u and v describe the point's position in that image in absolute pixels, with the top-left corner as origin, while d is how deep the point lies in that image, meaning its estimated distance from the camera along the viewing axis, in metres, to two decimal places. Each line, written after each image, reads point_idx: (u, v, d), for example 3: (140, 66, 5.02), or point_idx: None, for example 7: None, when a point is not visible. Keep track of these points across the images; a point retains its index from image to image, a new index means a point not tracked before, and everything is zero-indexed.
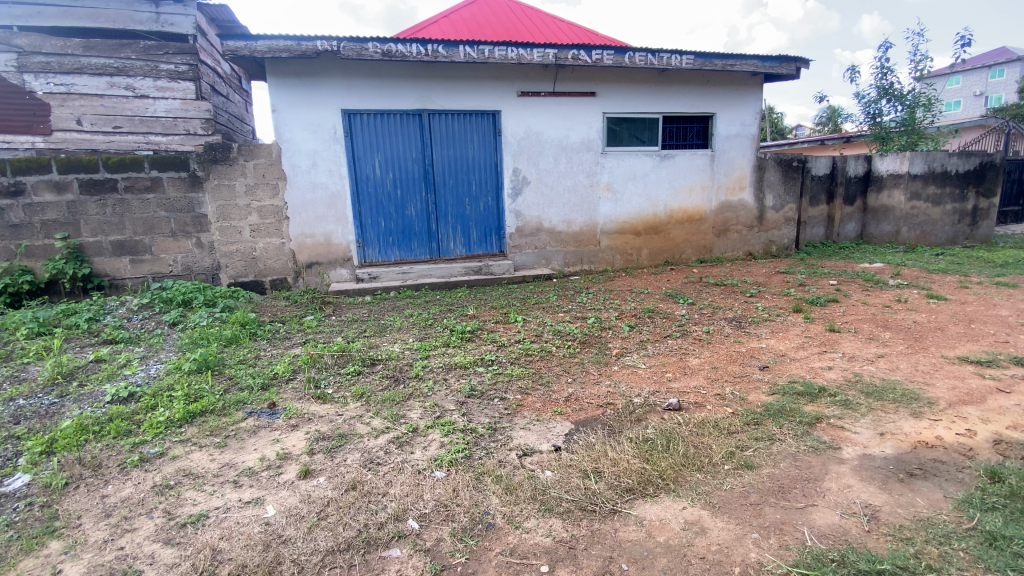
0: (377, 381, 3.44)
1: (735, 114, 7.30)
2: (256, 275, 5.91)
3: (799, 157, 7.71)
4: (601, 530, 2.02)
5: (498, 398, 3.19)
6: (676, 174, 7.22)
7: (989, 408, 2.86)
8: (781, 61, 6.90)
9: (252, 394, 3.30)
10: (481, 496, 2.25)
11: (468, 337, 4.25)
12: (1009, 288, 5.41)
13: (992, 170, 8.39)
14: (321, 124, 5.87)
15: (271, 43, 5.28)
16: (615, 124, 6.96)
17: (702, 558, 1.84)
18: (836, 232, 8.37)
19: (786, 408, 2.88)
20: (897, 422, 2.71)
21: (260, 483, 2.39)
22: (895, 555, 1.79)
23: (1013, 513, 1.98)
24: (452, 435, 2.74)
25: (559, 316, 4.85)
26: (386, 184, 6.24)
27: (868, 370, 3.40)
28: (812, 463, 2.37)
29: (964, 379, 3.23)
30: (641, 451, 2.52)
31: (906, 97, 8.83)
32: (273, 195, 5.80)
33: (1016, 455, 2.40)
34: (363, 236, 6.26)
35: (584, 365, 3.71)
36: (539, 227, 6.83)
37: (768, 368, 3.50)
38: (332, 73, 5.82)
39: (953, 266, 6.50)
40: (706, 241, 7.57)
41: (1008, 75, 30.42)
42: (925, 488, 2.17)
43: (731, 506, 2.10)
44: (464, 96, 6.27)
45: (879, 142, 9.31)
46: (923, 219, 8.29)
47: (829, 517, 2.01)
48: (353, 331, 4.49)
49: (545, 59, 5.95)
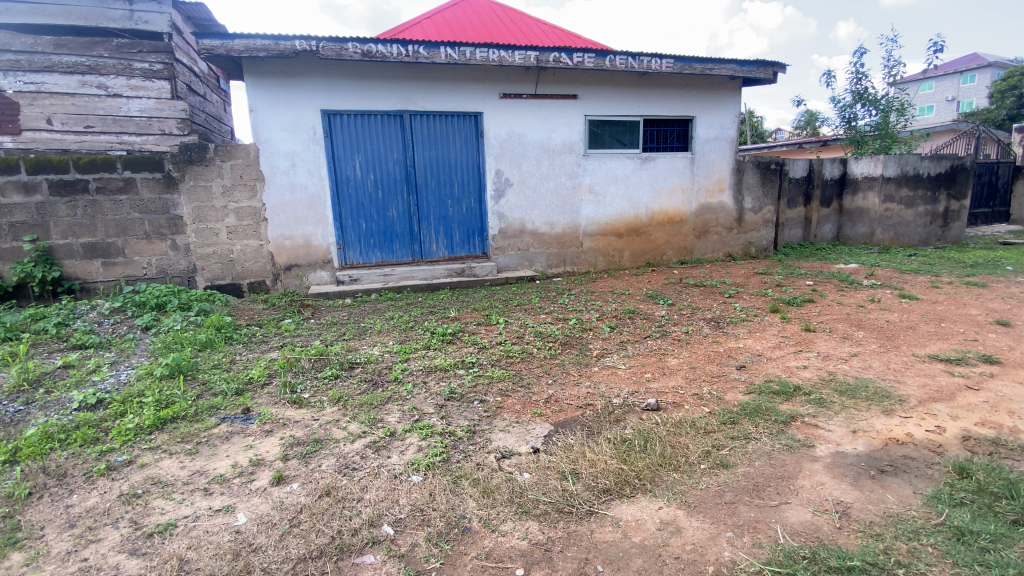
0: (355, 384, 3.39)
1: (714, 117, 7.39)
2: (233, 278, 5.81)
3: (777, 160, 7.84)
4: (578, 531, 2.01)
5: (478, 400, 3.16)
6: (657, 176, 7.28)
7: (958, 404, 2.92)
8: (759, 65, 6.99)
9: (225, 399, 3.23)
10: (457, 500, 2.22)
11: (449, 339, 4.22)
12: (978, 288, 5.56)
13: (962, 172, 8.62)
14: (300, 124, 5.79)
15: (248, 42, 5.19)
16: (597, 127, 6.99)
17: (677, 558, 1.84)
18: (813, 233, 8.52)
19: (762, 407, 2.90)
20: (869, 419, 2.75)
21: (231, 490, 2.34)
22: (865, 551, 1.81)
23: (981, 508, 2.01)
24: (430, 439, 2.71)
25: (541, 318, 4.84)
26: (367, 185, 6.17)
27: (842, 369, 3.45)
28: (786, 462, 2.39)
29: (935, 376, 3.30)
30: (619, 452, 2.53)
31: (880, 102, 9.02)
32: (251, 196, 5.71)
33: (983, 451, 2.45)
34: (344, 238, 6.19)
35: (564, 366, 3.70)
36: (522, 228, 6.82)
37: (745, 368, 3.54)
38: (312, 73, 5.76)
39: (925, 267, 6.66)
40: (686, 243, 7.65)
41: (978, 81, 31.40)
42: (895, 484, 2.20)
43: (706, 505, 2.11)
44: (446, 98, 6.25)
45: (855, 146, 9.51)
46: (896, 221, 8.48)
47: (801, 514, 2.03)
48: (332, 334, 4.42)
49: (527, 61, 5.94)
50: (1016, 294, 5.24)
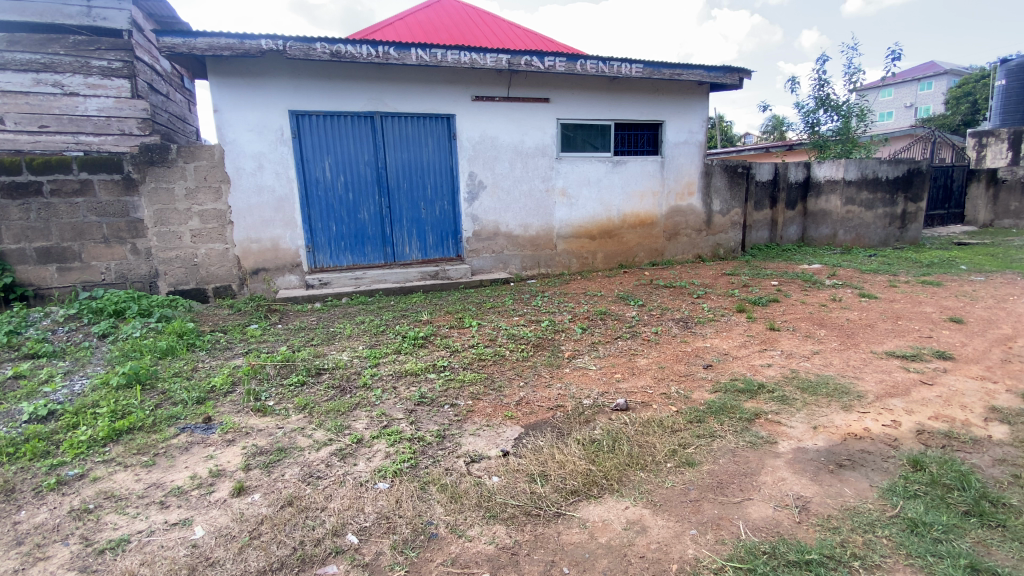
0: (322, 391, 3.32)
1: (683, 122, 7.54)
2: (198, 283, 5.63)
3: (744, 164, 8.03)
4: (545, 534, 2.00)
5: (448, 404, 3.13)
6: (629, 179, 7.38)
7: (913, 399, 3.03)
8: (725, 71, 7.16)
9: (186, 408, 3.11)
10: (425, 506, 2.18)
11: (421, 343, 4.17)
12: (933, 287, 5.78)
13: (918, 176, 8.98)
14: (267, 125, 5.67)
15: (212, 40, 5.05)
16: (570, 130, 7.04)
17: (642, 557, 1.85)
18: (779, 234, 8.76)
19: (728, 405, 2.96)
20: (829, 415, 2.83)
21: (189, 503, 2.25)
22: (823, 545, 1.85)
23: (933, 499, 2.09)
24: (398, 445, 2.66)
25: (513, 320, 4.83)
26: (337, 187, 6.08)
27: (804, 367, 3.54)
28: (750, 459, 2.43)
29: (891, 372, 3.42)
30: (588, 452, 2.53)
31: (842, 107, 9.35)
32: (216, 199, 5.55)
33: (936, 444, 2.54)
34: (313, 241, 6.07)
35: (536, 368, 3.69)
36: (496, 231, 6.81)
37: (711, 366, 3.61)
38: (279, 73, 5.64)
39: (884, 266, 6.92)
40: (657, 245, 7.76)
41: (934, 87, 32.84)
42: (853, 477, 2.27)
43: (672, 504, 2.13)
44: (418, 100, 6.20)
45: (818, 150, 9.82)
46: (857, 222, 8.78)
47: (763, 510, 2.07)
48: (299, 340, 4.32)
49: (498, 64, 5.94)
50: (967, 293, 5.48)
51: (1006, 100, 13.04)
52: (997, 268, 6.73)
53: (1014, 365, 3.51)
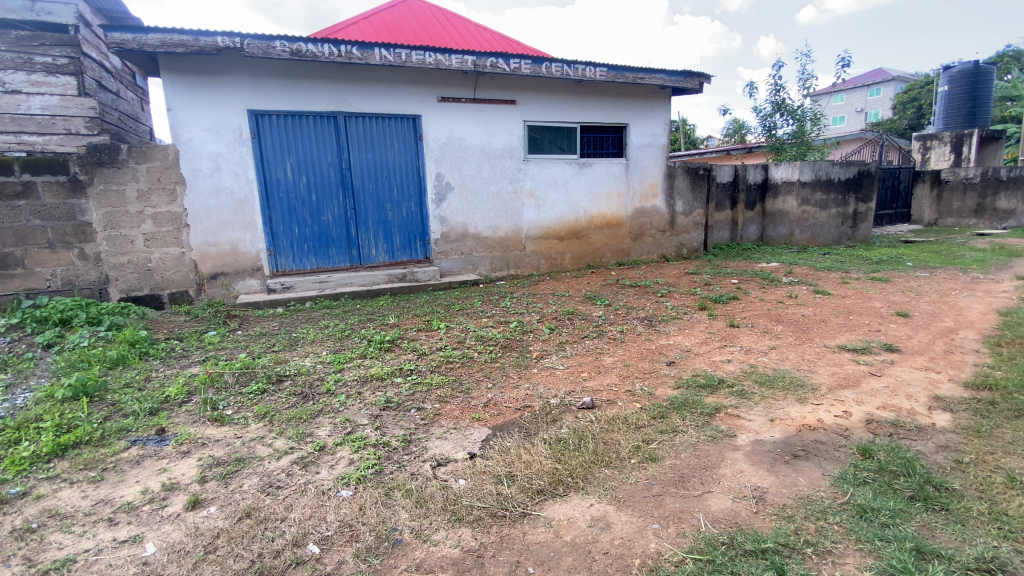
0: (283, 399, 3.22)
1: (647, 125, 7.70)
2: (152, 289, 5.41)
3: (705, 166, 8.26)
4: (510, 535, 2.00)
5: (415, 408, 3.09)
6: (595, 181, 7.48)
7: (863, 390, 3.17)
8: (686, 76, 7.35)
9: (138, 420, 2.98)
10: (389, 512, 2.15)
11: (387, 347, 4.11)
12: (882, 282, 6.07)
13: (868, 177, 9.41)
14: (224, 125, 5.49)
15: (164, 36, 4.86)
16: (536, 132, 7.08)
17: (606, 553, 1.87)
18: (740, 234, 9.03)
19: (689, 400, 3.03)
20: (785, 408, 2.93)
21: (140, 519, 2.15)
22: (778, 533, 1.91)
23: (880, 486, 2.19)
24: (362, 451, 2.61)
25: (482, 322, 4.82)
26: (299, 188, 5.93)
27: (762, 361, 3.66)
28: (710, 452, 2.49)
29: (843, 365, 3.57)
30: (554, 452, 2.55)
31: (797, 112, 9.73)
32: (170, 201, 5.34)
33: (884, 432, 2.67)
34: (275, 244, 5.91)
35: (504, 369, 3.70)
36: (464, 232, 6.78)
37: (674, 363, 3.69)
38: (236, 71, 5.47)
39: (836, 264, 7.23)
40: (624, 245, 7.89)
41: (883, 93, 34.59)
42: (807, 467, 2.36)
43: (635, 499, 2.16)
44: (382, 100, 6.12)
45: (775, 152, 10.18)
46: (812, 222, 9.15)
47: (722, 502, 2.12)
48: (260, 346, 4.20)
49: (464, 66, 5.93)
50: (913, 288, 5.79)
51: (949, 104, 13.78)
52: (940, 264, 7.13)
53: (954, 355, 3.72)
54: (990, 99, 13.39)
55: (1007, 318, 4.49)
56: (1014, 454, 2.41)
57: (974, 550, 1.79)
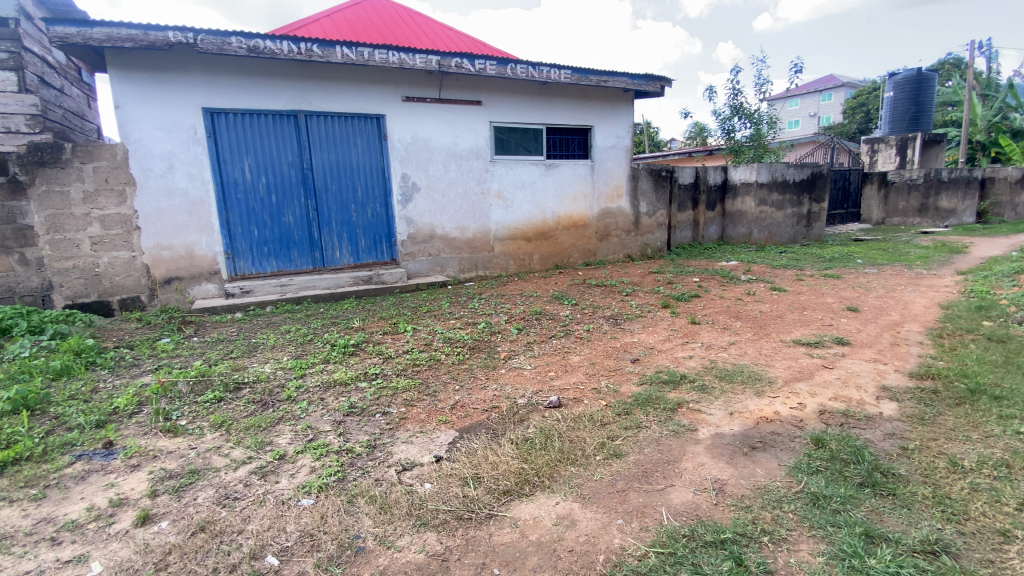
0: (241, 407, 3.11)
1: (611, 127, 7.82)
2: (100, 295, 5.14)
3: (667, 167, 8.45)
4: (475, 537, 1.99)
5: (380, 413, 3.04)
6: (561, 182, 7.55)
7: (816, 382, 3.31)
8: (648, 79, 7.50)
9: (83, 434, 2.81)
10: (352, 520, 2.10)
11: (352, 351, 4.02)
12: (833, 279, 6.36)
13: (821, 179, 9.81)
14: (177, 123, 5.27)
15: (111, 30, 4.63)
16: (503, 133, 7.09)
17: (571, 551, 1.88)
18: (702, 234, 9.28)
19: (652, 396, 3.09)
20: (744, 401, 3.03)
21: (85, 537, 2.03)
22: (736, 524, 1.97)
23: (832, 473, 2.28)
24: (324, 459, 2.54)
25: (450, 323, 4.78)
26: (258, 189, 5.75)
27: (721, 357, 3.77)
28: (672, 447, 2.55)
29: (798, 358, 3.71)
30: (520, 451, 2.55)
31: (754, 115, 10.09)
32: (120, 203, 5.10)
33: (836, 422, 2.79)
34: (233, 247, 5.71)
35: (471, 370, 3.68)
36: (431, 234, 6.72)
37: (638, 361, 3.75)
38: (189, 68, 5.26)
39: (792, 262, 7.52)
40: (590, 246, 7.99)
41: (834, 99, 36.23)
42: (764, 458, 2.44)
43: (600, 496, 2.19)
44: (345, 99, 6.01)
45: (734, 154, 10.52)
46: (769, 221, 9.48)
47: (684, 495, 2.17)
48: (217, 353, 4.04)
49: (428, 65, 5.88)
50: (862, 284, 6.08)
51: (894, 109, 14.54)
52: (887, 261, 7.51)
53: (900, 347, 3.92)
54: (932, 105, 14.16)
55: (947, 311, 4.77)
56: (955, 440, 2.56)
57: (919, 533, 1.89)
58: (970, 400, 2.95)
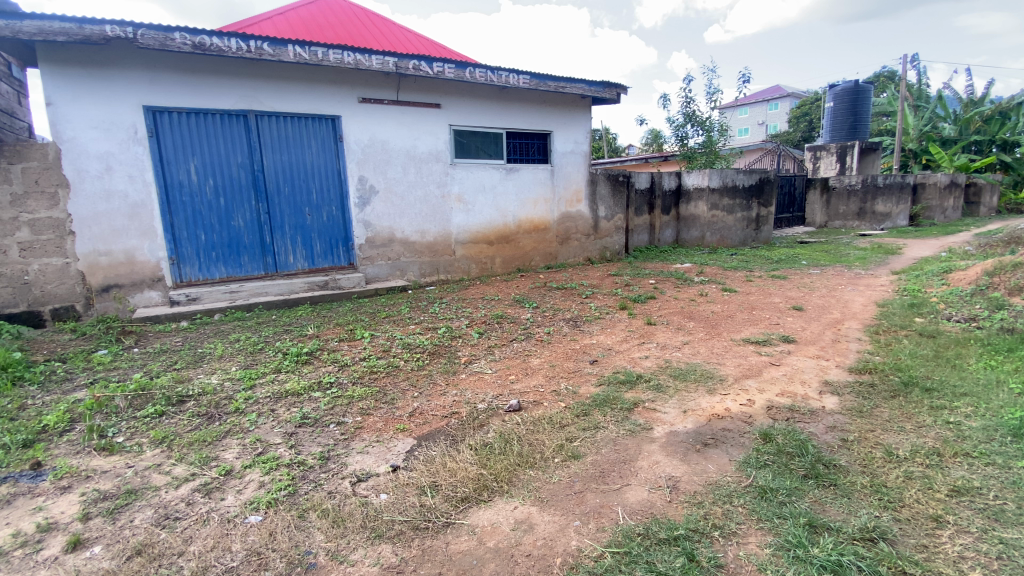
0: (185, 421, 2.96)
1: (570, 132, 7.94)
2: (30, 305, 4.82)
3: (624, 173, 8.64)
4: (432, 546, 1.96)
5: (334, 423, 2.95)
6: (521, 186, 7.59)
7: (764, 378, 3.45)
8: (604, 86, 7.65)
9: (8, 454, 2.59)
10: (303, 536, 2.03)
11: (305, 360, 3.89)
12: (780, 280, 6.66)
13: (768, 184, 10.27)
14: (116, 122, 4.98)
15: (42, 23, 4.33)
16: (463, 137, 7.06)
17: (528, 555, 1.88)
18: (658, 237, 9.53)
19: (610, 397, 3.14)
20: (697, 400, 3.12)
21: (8, 566, 1.87)
22: (689, 520, 2.02)
23: (779, 466, 2.38)
24: (274, 473, 2.45)
25: (409, 329, 4.70)
26: (205, 192, 5.51)
27: (676, 356, 3.87)
28: (629, 446, 2.59)
29: (748, 357, 3.86)
30: (479, 457, 2.53)
31: (706, 123, 10.46)
32: (51, 206, 4.78)
33: (782, 417, 2.91)
34: (178, 252, 5.43)
35: (431, 376, 3.63)
36: (390, 237, 6.60)
37: (597, 362, 3.81)
38: (129, 64, 4.98)
39: (742, 263, 7.83)
40: (551, 249, 8.06)
41: (781, 108, 38.03)
42: (715, 454, 2.51)
43: (558, 498, 2.20)
44: (298, 100, 5.84)
45: (687, 160, 10.87)
46: (721, 225, 9.84)
47: (639, 493, 2.21)
48: (159, 364, 3.83)
49: (385, 67, 5.80)
50: (807, 284, 6.40)
51: (834, 119, 15.40)
52: (829, 262, 7.92)
53: (841, 344, 4.15)
54: (868, 115, 15.06)
55: (883, 309, 5.08)
56: (890, 430, 2.72)
57: (858, 521, 1.99)
58: (904, 393, 3.14)
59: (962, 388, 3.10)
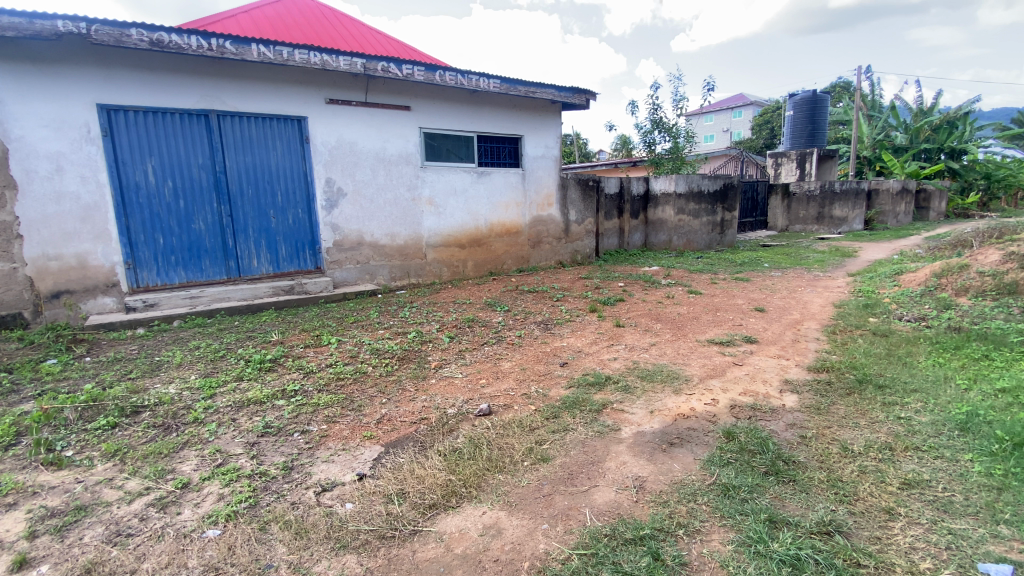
0: (140, 433, 2.84)
1: (540, 137, 8.01)
2: None
3: (594, 177, 8.76)
4: (398, 555, 1.93)
5: (298, 432, 2.88)
6: (493, 190, 7.60)
7: (728, 378, 3.55)
8: (573, 92, 7.75)
9: None
10: (264, 549, 1.97)
11: (269, 367, 3.79)
12: (743, 282, 6.86)
13: (732, 190, 10.59)
14: (67, 121, 4.76)
15: None
16: (433, 140, 7.02)
17: (496, 561, 1.87)
18: (627, 241, 9.69)
19: (579, 399, 3.17)
20: (663, 400, 3.18)
21: None
22: (655, 519, 2.06)
23: (741, 464, 2.45)
24: (235, 484, 2.37)
25: (378, 334, 4.64)
26: (164, 193, 5.32)
27: (643, 358, 3.94)
28: (597, 447, 2.62)
29: (712, 357, 3.96)
30: (448, 463, 2.52)
31: (672, 130, 10.72)
32: None
33: (745, 415, 3.00)
34: (134, 256, 5.22)
35: (400, 382, 3.58)
36: (359, 240, 6.50)
37: (567, 364, 3.84)
38: (81, 60, 4.76)
39: (707, 266, 8.03)
40: (523, 253, 8.09)
41: (744, 116, 39.28)
42: (681, 454, 2.56)
43: (526, 502, 2.20)
44: (263, 100, 5.70)
45: (655, 165, 11.11)
46: (688, 229, 10.08)
47: (607, 494, 2.24)
48: (113, 374, 3.67)
49: (353, 68, 5.72)
50: (769, 286, 6.63)
51: (794, 127, 15.99)
52: (790, 265, 8.22)
53: (800, 343, 4.30)
54: (826, 123, 15.70)
55: (840, 309, 5.30)
56: (846, 426, 2.83)
57: (815, 515, 2.06)
58: (858, 390, 3.28)
59: (912, 385, 3.27)
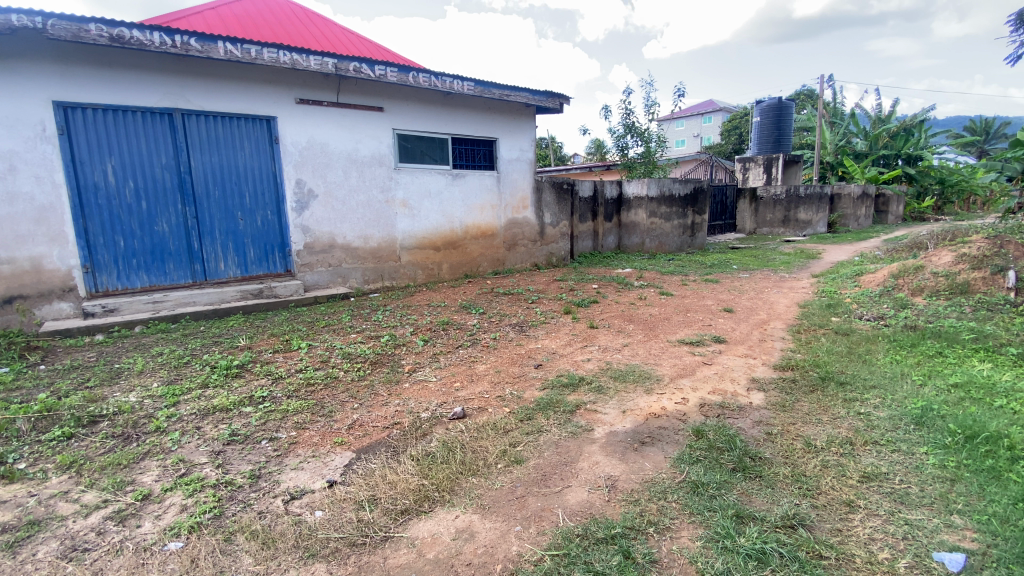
0: (97, 443, 2.72)
1: (514, 140, 8.04)
2: None
3: (568, 180, 8.83)
4: (369, 562, 1.91)
5: (266, 439, 2.81)
6: (467, 192, 7.59)
7: (697, 377, 3.63)
8: (547, 96, 7.81)
9: None
10: (229, 560, 1.91)
11: (236, 373, 3.69)
12: (713, 283, 7.03)
13: (702, 194, 10.84)
14: (19, 118, 4.54)
15: None
16: (407, 141, 6.96)
17: (468, 564, 1.87)
18: (601, 244, 9.80)
19: (553, 400, 3.19)
20: (635, 400, 3.23)
21: None
22: (626, 518, 2.09)
23: (710, 462, 2.50)
24: (199, 495, 2.30)
25: (350, 338, 4.57)
26: (125, 194, 5.13)
27: (616, 358, 4.00)
28: (570, 448, 2.65)
29: (683, 357, 4.04)
30: (421, 467, 2.50)
31: (644, 134, 10.90)
32: None
33: (713, 413, 3.07)
34: (93, 260, 5.01)
35: (372, 387, 3.54)
36: (331, 243, 6.39)
37: (541, 366, 3.86)
38: (35, 55, 4.55)
39: (678, 268, 8.20)
40: (498, 255, 8.10)
41: (714, 121, 40.28)
42: (652, 453, 2.61)
43: (500, 504, 2.21)
44: (230, 99, 5.56)
45: (628, 169, 11.28)
46: (660, 232, 10.28)
47: (579, 495, 2.26)
48: (69, 382, 3.51)
49: (324, 68, 5.64)
50: (737, 287, 6.81)
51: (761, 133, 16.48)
52: (757, 267, 8.46)
53: (767, 343, 4.43)
54: (791, 130, 16.22)
55: (805, 309, 5.48)
56: (809, 422, 2.93)
57: (780, 510, 2.13)
58: (821, 387, 3.40)
59: (871, 381, 3.40)
